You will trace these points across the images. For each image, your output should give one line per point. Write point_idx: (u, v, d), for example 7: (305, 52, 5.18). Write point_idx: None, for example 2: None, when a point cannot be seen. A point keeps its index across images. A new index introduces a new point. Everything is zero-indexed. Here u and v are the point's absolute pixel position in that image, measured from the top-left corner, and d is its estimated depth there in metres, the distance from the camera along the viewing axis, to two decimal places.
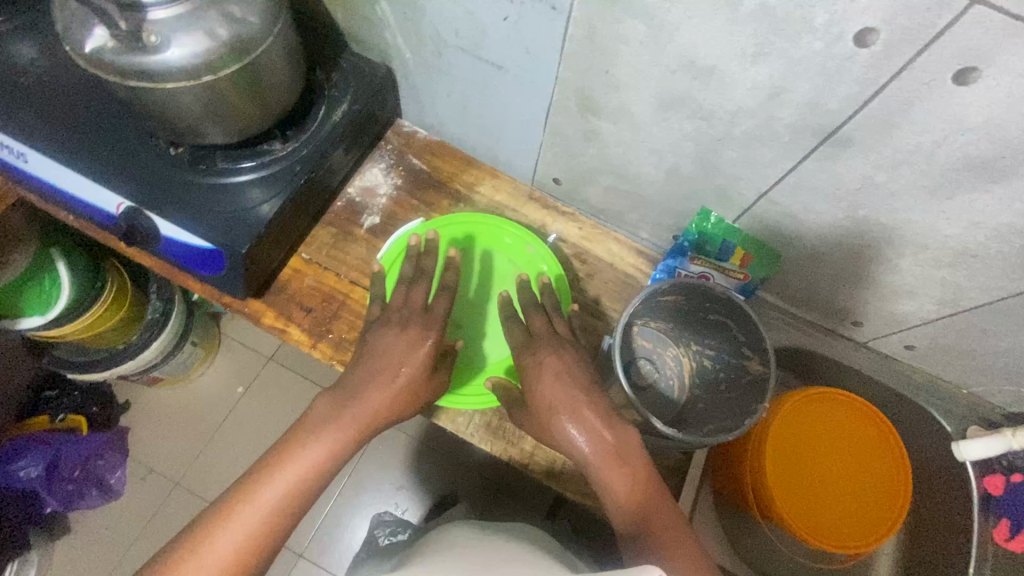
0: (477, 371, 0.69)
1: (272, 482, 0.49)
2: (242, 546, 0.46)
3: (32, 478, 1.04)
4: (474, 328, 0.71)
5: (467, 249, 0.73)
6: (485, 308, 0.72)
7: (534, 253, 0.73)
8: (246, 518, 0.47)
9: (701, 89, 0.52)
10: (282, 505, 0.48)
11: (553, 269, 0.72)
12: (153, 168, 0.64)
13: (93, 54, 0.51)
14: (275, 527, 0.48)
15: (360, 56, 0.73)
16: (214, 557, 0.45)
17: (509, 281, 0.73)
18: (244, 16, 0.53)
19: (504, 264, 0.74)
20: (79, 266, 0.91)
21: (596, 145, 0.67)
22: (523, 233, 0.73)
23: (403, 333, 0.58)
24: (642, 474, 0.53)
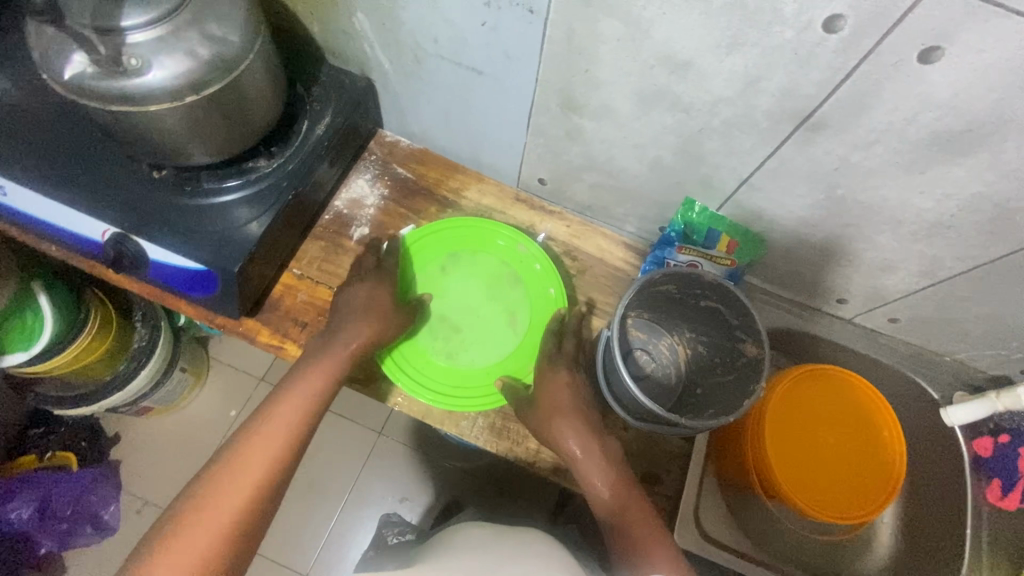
0: (478, 376, 0.69)
1: (280, 415, 0.57)
2: (274, 454, 0.54)
3: (25, 520, 1.04)
4: (474, 333, 0.71)
5: (461, 255, 0.74)
6: (483, 312, 0.72)
7: (525, 252, 0.74)
8: (250, 466, 0.53)
9: (678, 83, 0.54)
10: (287, 437, 0.56)
11: (547, 267, 0.73)
12: (139, 193, 0.63)
13: (73, 82, 0.50)
14: (297, 436, 0.56)
15: (339, 69, 0.73)
16: (253, 464, 0.53)
17: (506, 283, 0.73)
18: (224, 35, 0.53)
19: (497, 265, 0.74)
20: (62, 299, 0.90)
21: (579, 143, 0.68)
22: (510, 232, 0.74)
23: (374, 285, 0.68)
24: (621, 477, 0.61)
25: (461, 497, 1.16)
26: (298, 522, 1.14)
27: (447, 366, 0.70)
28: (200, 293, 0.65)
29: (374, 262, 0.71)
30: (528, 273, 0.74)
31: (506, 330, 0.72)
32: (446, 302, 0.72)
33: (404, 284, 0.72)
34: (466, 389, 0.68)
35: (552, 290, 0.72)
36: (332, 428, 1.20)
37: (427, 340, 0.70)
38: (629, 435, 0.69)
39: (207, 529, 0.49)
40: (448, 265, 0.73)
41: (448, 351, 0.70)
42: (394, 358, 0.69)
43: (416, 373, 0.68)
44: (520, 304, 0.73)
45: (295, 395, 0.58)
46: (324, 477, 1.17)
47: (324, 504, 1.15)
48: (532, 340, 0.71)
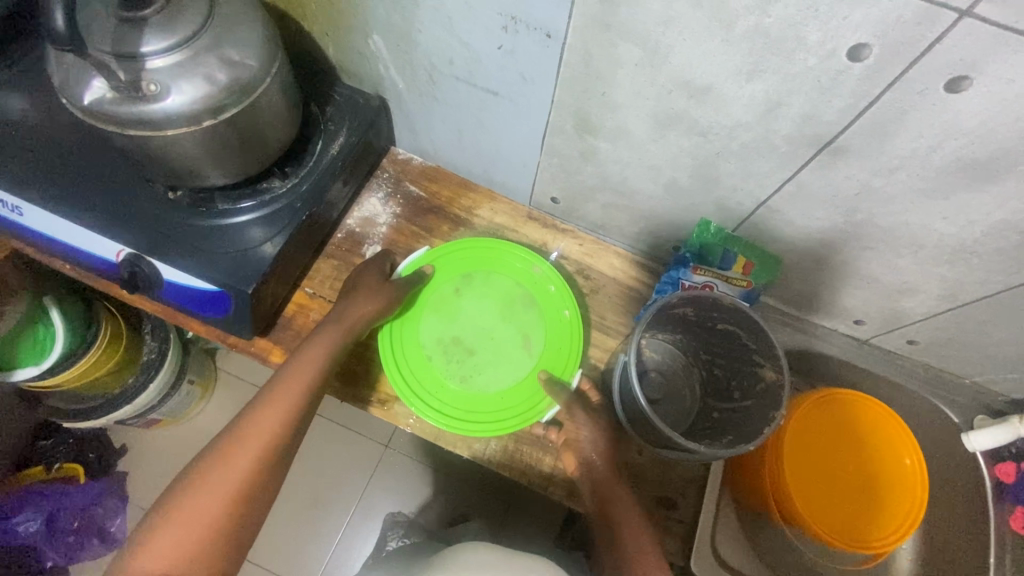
0: (493, 400, 0.68)
1: (284, 388, 0.57)
2: (279, 425, 0.55)
3: (32, 533, 1.06)
4: (488, 355, 0.71)
5: (474, 275, 0.73)
6: (497, 333, 0.72)
7: (539, 274, 0.74)
8: (257, 437, 0.53)
9: (697, 107, 0.53)
10: (293, 409, 0.56)
11: (561, 288, 0.73)
12: (154, 214, 0.63)
13: (91, 106, 0.51)
14: (301, 408, 0.57)
15: (353, 88, 0.74)
16: (259, 434, 0.53)
17: (520, 304, 0.73)
18: (243, 59, 0.53)
19: (511, 286, 0.73)
20: (74, 314, 0.91)
21: (593, 163, 0.67)
22: (524, 253, 0.74)
23: (365, 269, 0.70)
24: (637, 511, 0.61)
25: (469, 511, 1.15)
26: (303, 536, 1.13)
27: (460, 390, 0.69)
28: (213, 314, 0.65)
29: (378, 271, 0.70)
30: (541, 294, 0.73)
31: (519, 352, 0.71)
32: (459, 324, 0.72)
33: (415, 303, 0.72)
34: (481, 414, 0.68)
35: (565, 312, 0.72)
36: (340, 443, 1.19)
37: (440, 362, 0.70)
38: (644, 458, 0.68)
39: (214, 500, 0.49)
40: (462, 285, 0.73)
41: (462, 374, 0.70)
42: (405, 382, 0.68)
43: (429, 397, 0.68)
44: (535, 326, 0.72)
45: (302, 367, 0.59)
46: (330, 491, 1.16)
47: (330, 519, 1.15)
48: (545, 362, 0.70)
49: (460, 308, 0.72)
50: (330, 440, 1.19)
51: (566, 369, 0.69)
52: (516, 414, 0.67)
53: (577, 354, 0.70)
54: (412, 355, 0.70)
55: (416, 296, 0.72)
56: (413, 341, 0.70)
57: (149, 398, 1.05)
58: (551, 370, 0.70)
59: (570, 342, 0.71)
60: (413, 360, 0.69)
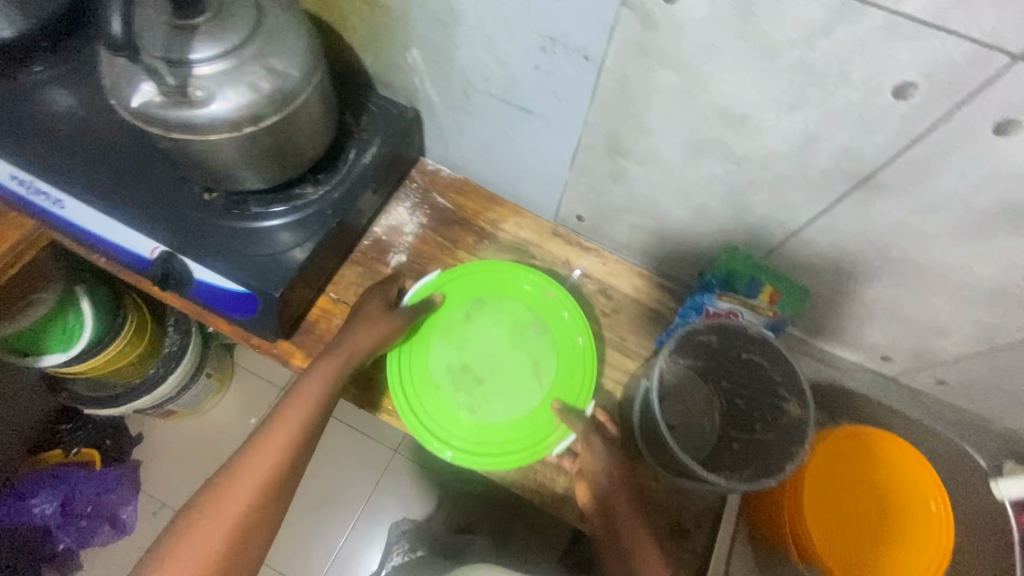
0: (502, 430, 0.68)
1: (291, 412, 0.58)
2: (285, 448, 0.56)
3: (47, 515, 1.09)
4: (498, 383, 0.70)
5: (486, 300, 0.73)
6: (508, 360, 0.71)
7: (552, 298, 0.73)
8: (262, 461, 0.54)
9: (733, 136, 0.53)
10: (299, 432, 0.57)
11: (574, 313, 0.72)
12: (189, 214, 0.65)
13: (139, 108, 0.52)
14: (307, 431, 0.58)
15: (388, 99, 0.74)
16: (265, 457, 0.55)
17: (533, 328, 0.73)
18: (285, 69, 0.54)
19: (523, 312, 0.73)
20: (102, 303, 0.93)
21: (623, 185, 0.67)
22: (537, 276, 0.74)
23: (371, 295, 0.70)
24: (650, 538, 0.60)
25: (477, 522, 1.14)
26: (309, 537, 1.14)
27: (469, 420, 0.68)
28: (240, 314, 0.66)
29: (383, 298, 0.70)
30: (554, 319, 0.73)
31: (530, 380, 0.70)
32: (469, 350, 0.71)
33: (426, 327, 0.72)
34: (489, 447, 0.67)
35: (577, 338, 0.71)
36: (350, 447, 1.20)
37: (449, 390, 0.69)
38: (659, 485, 0.67)
39: (221, 524, 0.51)
40: (472, 310, 0.73)
41: (471, 404, 0.69)
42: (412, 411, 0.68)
43: (435, 427, 0.67)
44: (548, 352, 0.71)
45: (302, 395, 0.59)
46: (338, 493, 1.17)
47: (336, 522, 1.15)
48: (556, 389, 0.70)
49: (470, 334, 0.72)
50: (341, 443, 1.20)
51: (580, 396, 0.69)
52: (526, 446, 0.67)
53: (591, 380, 0.69)
54: (419, 382, 0.69)
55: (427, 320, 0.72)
56: (422, 368, 0.70)
57: (167, 390, 1.08)
58: (565, 397, 0.69)
59: (583, 369, 0.70)
60: (421, 388, 0.69)
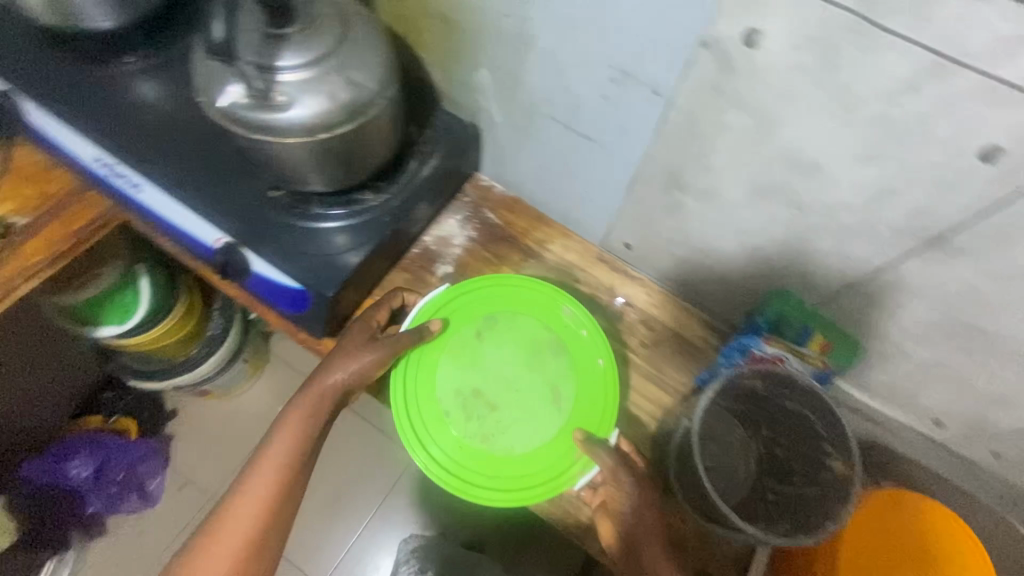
0: (518, 460, 0.67)
1: (268, 457, 0.62)
2: (263, 494, 0.61)
3: (84, 478, 1.14)
4: (513, 409, 0.69)
5: (500, 316, 0.72)
6: (523, 384, 0.70)
7: (570, 316, 0.72)
8: (246, 505, 0.61)
9: (800, 183, 0.52)
10: (276, 478, 0.62)
11: (593, 332, 0.71)
12: (255, 208, 0.68)
13: (224, 107, 0.54)
14: (288, 474, 0.63)
15: (452, 113, 0.76)
16: (248, 502, 0.61)
17: (552, 347, 0.71)
18: (363, 81, 0.56)
19: (541, 331, 0.72)
20: (159, 283, 0.98)
21: (677, 219, 0.67)
22: (553, 293, 0.73)
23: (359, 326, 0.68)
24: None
25: (486, 540, 1.14)
26: (321, 533, 1.15)
27: (483, 451, 0.67)
28: (291, 309, 0.69)
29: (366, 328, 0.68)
30: (573, 339, 0.72)
31: (548, 405, 0.69)
32: (480, 374, 0.70)
33: (439, 345, 0.71)
34: (505, 480, 0.66)
35: (599, 360, 0.70)
36: (373, 448, 1.21)
37: (459, 417, 0.68)
38: (687, 526, 0.65)
39: (219, 560, 0.59)
40: (484, 330, 0.71)
41: (483, 433, 0.68)
42: (421, 440, 0.67)
43: (446, 458, 0.66)
44: (566, 374, 0.70)
45: (268, 455, 0.63)
46: (356, 491, 1.18)
47: (349, 521, 1.16)
48: (578, 414, 0.69)
49: (483, 353, 0.71)
50: (364, 442, 1.22)
51: (605, 423, 0.68)
52: (546, 478, 0.66)
53: (615, 406, 0.68)
54: (427, 407, 0.68)
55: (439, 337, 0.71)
56: (430, 392, 0.69)
57: (206, 370, 1.13)
58: (585, 424, 0.68)
59: (605, 393, 0.69)
60: (428, 414, 0.68)
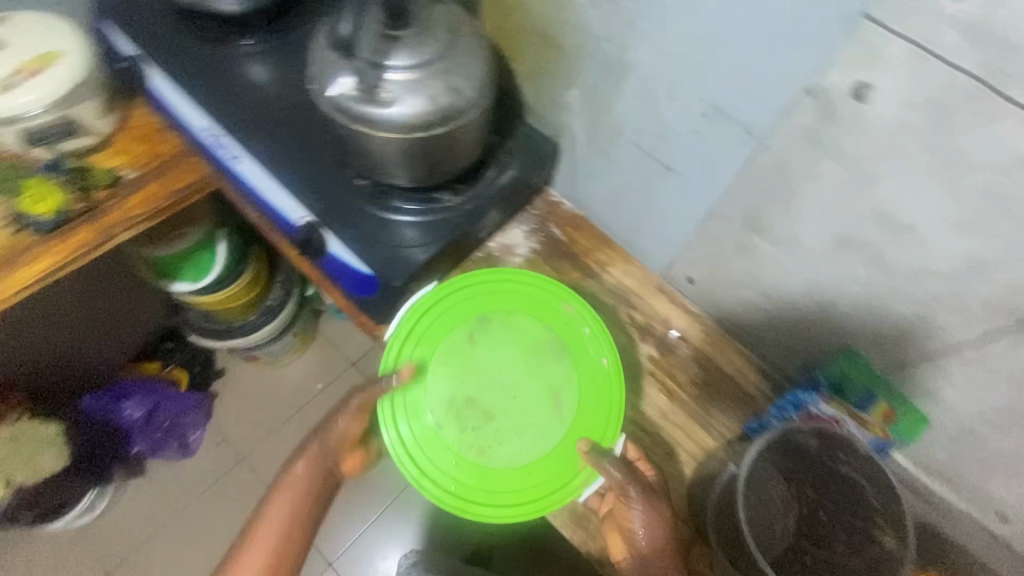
0: (519, 472, 0.67)
1: (285, 489, 0.74)
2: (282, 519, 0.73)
3: (134, 419, 1.22)
4: (510, 418, 0.69)
5: (499, 315, 0.72)
6: (521, 390, 0.70)
7: (570, 314, 0.72)
8: (267, 531, 0.73)
9: (890, 243, 0.51)
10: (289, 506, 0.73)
11: (596, 329, 0.70)
12: (341, 194, 0.72)
13: (331, 97, 0.58)
14: (303, 504, 0.74)
15: (535, 127, 0.78)
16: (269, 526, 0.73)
17: (552, 348, 0.71)
18: (463, 88, 0.59)
19: (540, 332, 0.72)
20: (234, 249, 1.06)
21: (749, 260, 0.66)
22: (551, 290, 0.72)
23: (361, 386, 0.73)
24: None
25: (495, 548, 1.19)
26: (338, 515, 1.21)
27: (482, 466, 0.68)
28: (359, 293, 0.73)
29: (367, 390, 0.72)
30: (574, 338, 0.71)
31: (548, 412, 0.69)
32: (476, 383, 0.70)
33: (435, 351, 0.71)
34: (506, 494, 0.67)
35: (600, 361, 0.70)
36: None
37: (455, 429, 0.69)
38: None
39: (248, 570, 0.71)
40: (478, 334, 0.71)
41: (480, 447, 0.68)
42: (416, 458, 0.67)
43: (444, 476, 0.67)
44: (568, 378, 0.70)
45: (245, 564, 0.72)
46: (379, 477, 1.24)
47: (364, 507, 1.22)
48: (583, 420, 0.68)
49: (479, 355, 0.71)
50: None
51: (609, 430, 0.67)
52: (549, 491, 0.67)
53: (619, 413, 0.68)
54: (423, 419, 0.69)
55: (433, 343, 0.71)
56: (424, 405, 0.69)
57: (261, 336, 1.20)
58: (590, 432, 0.68)
59: (609, 396, 0.68)
60: (424, 428, 0.68)
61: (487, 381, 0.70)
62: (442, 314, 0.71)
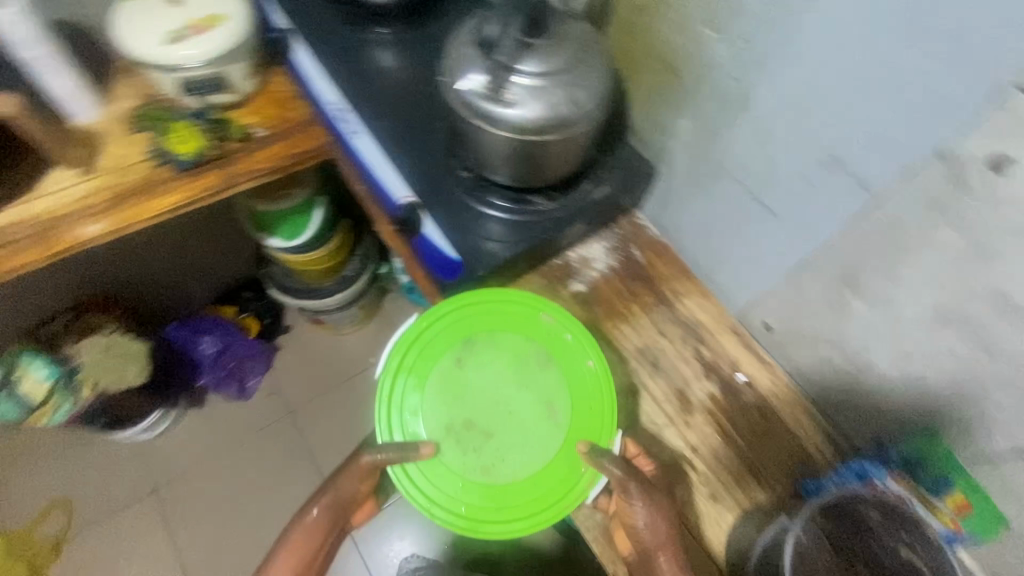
0: (524, 484, 0.71)
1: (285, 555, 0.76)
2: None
3: (206, 355, 1.32)
4: (507, 435, 0.72)
5: (490, 331, 0.75)
6: (513, 404, 0.73)
7: (552, 323, 0.75)
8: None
9: (999, 326, 0.48)
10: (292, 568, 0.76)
11: (578, 334, 0.74)
12: (445, 181, 0.78)
13: (459, 90, 0.62)
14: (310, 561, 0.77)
15: (638, 150, 0.80)
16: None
17: (539, 359, 0.74)
18: (583, 101, 0.62)
19: (527, 345, 0.75)
20: (328, 217, 1.14)
21: (836, 317, 0.64)
22: (531, 301, 0.75)
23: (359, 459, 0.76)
24: None
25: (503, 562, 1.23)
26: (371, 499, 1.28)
27: (487, 485, 0.71)
28: (441, 276, 0.77)
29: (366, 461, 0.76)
30: (557, 344, 0.75)
31: (543, 422, 0.72)
32: (470, 405, 0.73)
33: (429, 377, 0.74)
34: (515, 509, 0.70)
35: (588, 365, 0.73)
36: None
37: (456, 452, 0.71)
38: None
39: None
40: (465, 356, 0.74)
41: (482, 466, 0.71)
42: (424, 486, 0.70)
43: (450, 501, 0.70)
44: (558, 386, 0.73)
45: None
46: None
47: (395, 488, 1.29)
48: (580, 422, 0.72)
49: (470, 372, 0.74)
50: None
51: (605, 429, 0.71)
52: (556, 498, 0.70)
53: (613, 411, 0.72)
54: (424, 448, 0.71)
55: (426, 370, 0.74)
56: (423, 432, 0.72)
57: (332, 302, 1.29)
58: (588, 434, 0.71)
59: (601, 395, 0.72)
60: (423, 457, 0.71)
61: (485, 396, 0.73)
62: (434, 340, 0.74)
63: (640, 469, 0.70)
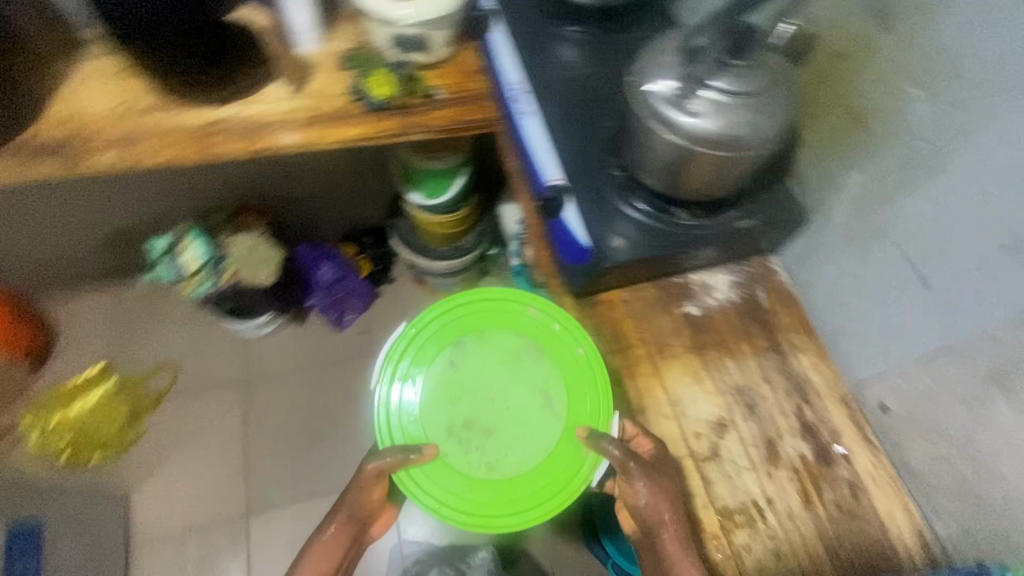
0: (528, 474, 0.75)
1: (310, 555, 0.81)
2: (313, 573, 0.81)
3: (323, 280, 1.48)
4: (503, 431, 0.77)
5: (487, 330, 0.81)
6: (508, 399, 0.78)
7: (537, 315, 0.81)
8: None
9: None
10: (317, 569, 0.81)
11: (566, 324, 0.79)
12: (596, 176, 0.82)
13: (644, 92, 0.66)
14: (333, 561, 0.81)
15: (794, 194, 0.79)
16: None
17: (529, 355, 0.80)
18: (763, 128, 0.64)
19: (518, 343, 0.80)
20: (468, 185, 1.23)
21: (975, 416, 0.59)
22: (520, 298, 0.82)
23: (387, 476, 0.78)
24: None
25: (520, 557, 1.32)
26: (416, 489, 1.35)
27: (492, 480, 0.75)
28: (566, 259, 0.79)
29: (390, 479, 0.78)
30: (546, 335, 0.80)
31: (541, 415, 0.77)
32: (466, 406, 0.77)
33: (428, 383, 0.78)
34: (525, 499, 0.75)
35: (579, 357, 0.78)
36: None
37: (459, 451, 0.76)
38: None
39: None
40: (456, 357, 0.79)
41: (486, 463, 0.76)
42: (433, 488, 0.74)
43: (460, 500, 0.74)
44: (552, 377, 0.78)
45: None
46: None
47: None
48: (575, 411, 0.77)
49: (466, 371, 0.79)
50: None
51: (602, 415, 0.75)
52: (563, 484, 0.75)
53: (606, 396, 0.76)
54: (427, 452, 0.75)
55: (421, 375, 0.79)
56: (425, 437, 0.76)
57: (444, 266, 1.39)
58: (588, 422, 0.76)
59: (593, 379, 0.77)
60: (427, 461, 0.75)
61: (485, 391, 0.78)
62: (430, 350, 0.79)
63: (637, 449, 0.74)
